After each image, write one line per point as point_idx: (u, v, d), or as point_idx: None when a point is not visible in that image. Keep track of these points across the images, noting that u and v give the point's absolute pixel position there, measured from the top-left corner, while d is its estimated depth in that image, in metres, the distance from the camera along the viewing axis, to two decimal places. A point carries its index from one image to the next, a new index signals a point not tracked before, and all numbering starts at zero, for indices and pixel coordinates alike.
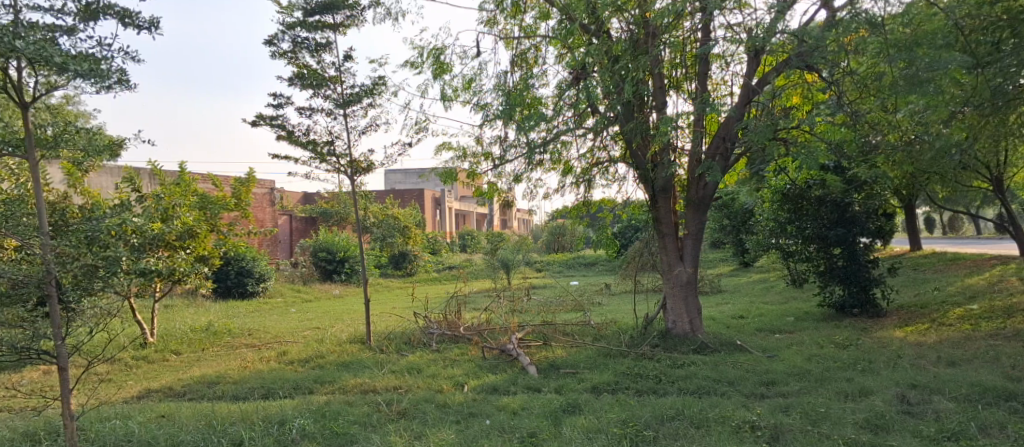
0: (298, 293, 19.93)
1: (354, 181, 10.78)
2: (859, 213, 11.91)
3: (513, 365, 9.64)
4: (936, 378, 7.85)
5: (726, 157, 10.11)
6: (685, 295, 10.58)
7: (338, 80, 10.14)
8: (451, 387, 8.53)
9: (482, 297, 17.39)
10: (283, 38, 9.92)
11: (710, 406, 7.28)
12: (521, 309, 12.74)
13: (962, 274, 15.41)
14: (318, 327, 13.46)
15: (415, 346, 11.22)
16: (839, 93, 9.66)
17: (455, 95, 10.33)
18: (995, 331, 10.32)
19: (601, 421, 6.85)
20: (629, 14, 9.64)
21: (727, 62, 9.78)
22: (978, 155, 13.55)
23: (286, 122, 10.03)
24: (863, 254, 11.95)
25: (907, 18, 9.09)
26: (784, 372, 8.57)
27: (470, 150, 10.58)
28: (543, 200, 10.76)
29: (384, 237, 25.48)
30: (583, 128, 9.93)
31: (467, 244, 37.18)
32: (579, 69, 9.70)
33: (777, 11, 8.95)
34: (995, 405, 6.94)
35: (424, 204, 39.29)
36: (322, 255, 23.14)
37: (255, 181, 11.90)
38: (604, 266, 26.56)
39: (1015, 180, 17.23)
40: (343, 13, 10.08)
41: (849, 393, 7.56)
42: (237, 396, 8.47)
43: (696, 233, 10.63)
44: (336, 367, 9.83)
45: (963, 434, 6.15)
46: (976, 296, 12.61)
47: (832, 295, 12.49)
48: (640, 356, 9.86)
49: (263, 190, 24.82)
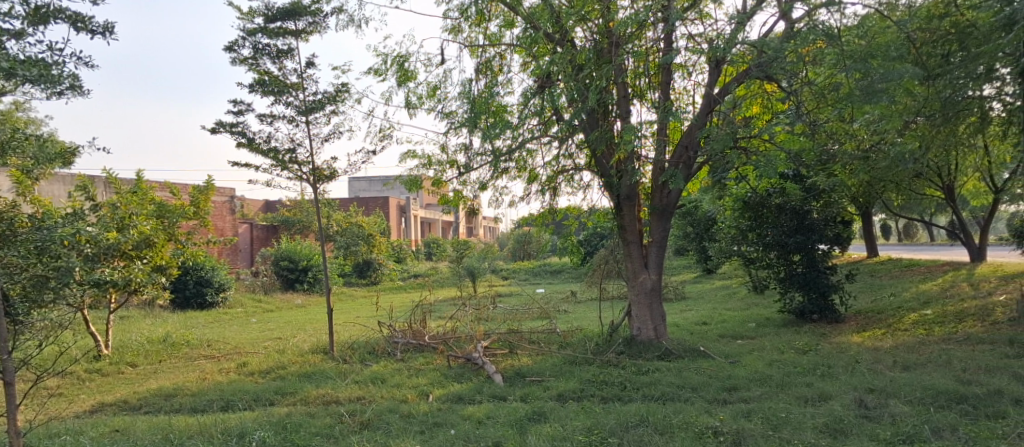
0: (259, 303, 19.58)
1: (316, 189, 10.66)
2: (818, 221, 12.09)
3: (478, 374, 9.61)
4: (892, 382, 8.02)
5: (689, 166, 10.19)
6: (650, 302, 10.65)
7: (300, 87, 10.02)
8: (416, 397, 8.47)
9: (448, 306, 17.33)
10: (244, 44, 9.77)
11: (674, 412, 7.33)
12: (487, 317, 12.73)
13: (917, 279, 15.82)
14: (280, 337, 13.26)
15: (379, 356, 11.11)
16: (798, 103, 9.84)
17: (419, 103, 10.30)
18: (948, 336, 10.59)
19: (566, 428, 6.85)
20: (592, 24, 9.81)
21: (690, 72, 9.91)
22: (930, 164, 13.95)
23: (247, 129, 9.87)
24: (822, 261, 12.22)
25: (862, 30, 9.48)
26: (747, 377, 8.67)
27: (435, 158, 10.53)
28: (509, 208, 10.76)
29: (349, 245, 25.84)
30: (548, 136, 9.96)
31: (432, 253, 37.09)
32: (544, 78, 9.74)
33: (737, 22, 9.11)
34: (947, 408, 7.11)
35: (389, 211, 39.04)
36: (285, 264, 22.82)
37: (215, 189, 11.71)
38: (570, 274, 26.69)
39: (966, 187, 17.75)
40: (305, 20, 9.98)
41: (809, 398, 7.68)
42: (196, 408, 8.29)
43: (660, 240, 10.72)
44: (298, 378, 9.68)
45: (918, 437, 6.28)
46: (930, 302, 12.92)
47: (793, 301, 12.74)
48: (605, 363, 9.91)
49: (223, 198, 24.42)
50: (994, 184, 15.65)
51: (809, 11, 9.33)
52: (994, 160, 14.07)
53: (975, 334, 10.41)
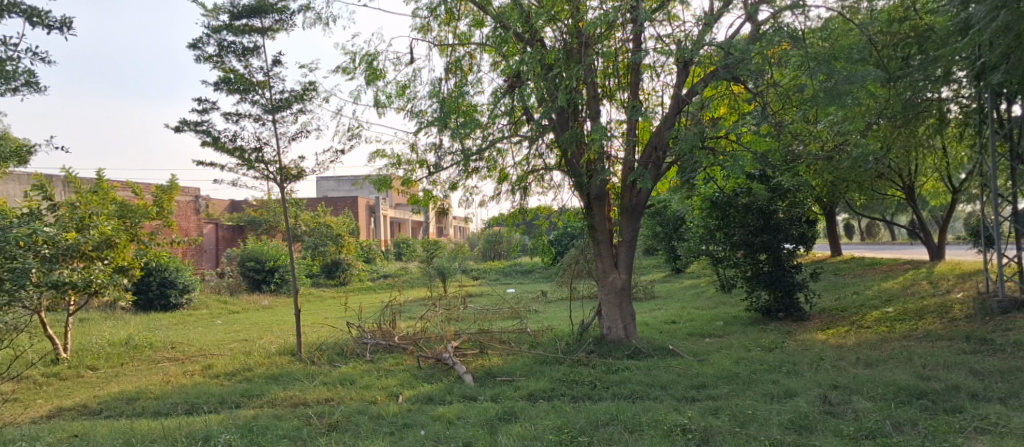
0: (225, 304, 19.28)
1: (283, 188, 10.53)
2: (784, 220, 12.26)
3: (448, 374, 9.57)
4: (855, 379, 8.17)
5: (657, 165, 10.27)
6: (620, 301, 10.71)
7: (266, 85, 9.88)
8: (385, 398, 8.40)
9: (418, 306, 17.26)
10: (208, 42, 9.62)
11: (644, 410, 7.39)
12: (457, 317, 12.70)
13: (880, 277, 16.16)
14: (246, 339, 13.07)
15: (348, 357, 11.01)
16: (764, 104, 9.95)
17: (388, 102, 10.22)
18: (909, 333, 10.83)
19: (537, 428, 6.86)
20: (562, 24, 9.81)
21: (658, 73, 9.99)
22: (892, 165, 14.25)
23: (212, 128, 9.72)
24: (787, 260, 12.41)
25: (825, 32, 9.49)
26: (714, 375, 8.77)
27: (405, 157, 10.47)
28: (479, 208, 10.74)
29: (317, 245, 25.62)
30: (518, 136, 9.97)
31: (402, 253, 36.91)
32: (513, 77, 9.72)
33: (705, 24, 9.20)
34: (908, 403, 7.25)
35: (358, 211, 38.78)
36: (251, 265, 22.50)
37: (178, 189, 11.48)
38: (541, 274, 26.77)
39: (926, 188, 18.15)
40: (271, 17, 9.85)
41: (775, 395, 7.80)
42: (159, 411, 8.13)
43: (630, 240, 10.78)
44: (264, 380, 9.55)
45: (880, 432, 6.39)
46: (892, 300, 13.20)
47: (759, 299, 12.91)
48: (576, 362, 9.94)
49: (187, 198, 24.01)
50: (952, 184, 16.05)
51: (774, 13, 9.47)
52: (952, 161, 14.43)
53: (934, 331, 10.66)
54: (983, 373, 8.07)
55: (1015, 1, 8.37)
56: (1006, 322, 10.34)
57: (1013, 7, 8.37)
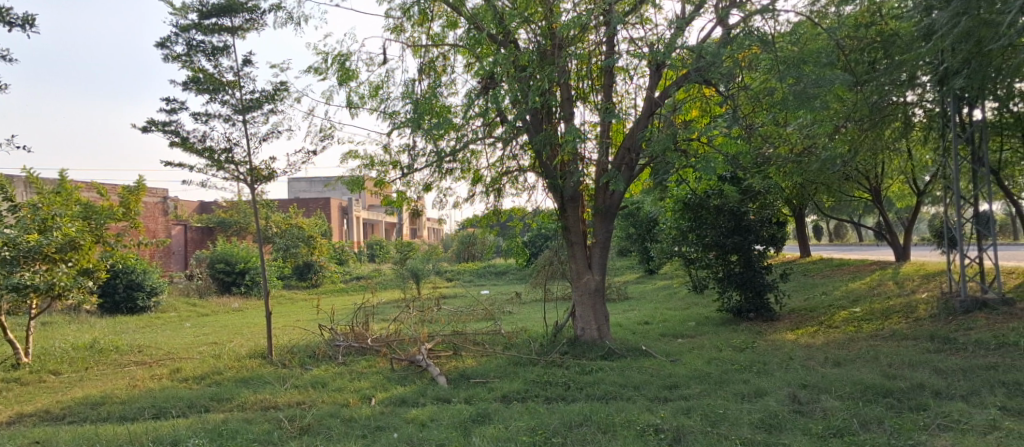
0: (194, 307, 19.00)
1: (254, 189, 10.40)
2: (754, 222, 12.38)
3: (422, 376, 9.53)
4: (824, 378, 8.29)
5: (631, 167, 10.31)
6: (594, 302, 10.75)
7: (236, 86, 9.76)
8: (358, 401, 8.34)
9: (391, 308, 17.20)
10: (177, 41, 9.47)
11: (617, 411, 7.43)
12: (431, 319, 12.66)
13: (847, 278, 16.43)
14: (215, 342, 12.90)
15: (320, 360, 10.90)
16: (735, 107, 10.02)
17: (361, 103, 10.16)
18: (875, 333, 11.03)
19: (510, 429, 6.87)
20: (536, 26, 9.81)
21: (631, 75, 10.05)
22: (860, 168, 14.49)
23: (180, 128, 9.57)
24: (758, 261, 12.56)
25: (794, 37, 9.65)
26: (686, 376, 8.85)
27: (378, 158, 10.41)
28: (453, 209, 10.71)
29: (288, 246, 25.49)
30: (492, 137, 9.97)
31: (375, 254, 36.74)
32: (487, 79, 9.73)
33: (677, 27, 9.26)
34: (875, 401, 7.37)
35: (331, 212, 38.57)
36: (220, 267, 22.25)
37: (146, 190, 11.27)
38: (514, 275, 26.84)
39: (892, 190, 18.50)
40: (241, 16, 9.73)
41: (746, 394, 7.88)
42: (126, 416, 7.98)
43: (604, 241, 10.83)
44: (234, 384, 9.42)
45: (847, 430, 6.49)
46: (860, 300, 13.44)
47: (730, 300, 13.05)
48: (550, 364, 9.96)
49: (155, 199, 23.62)
50: (916, 186, 16.37)
51: (745, 17, 9.57)
52: (917, 163, 14.75)
53: (899, 330, 10.87)
54: (946, 371, 8.23)
55: (975, 8, 8.57)
56: (969, 321, 10.58)
57: (974, 14, 8.56)
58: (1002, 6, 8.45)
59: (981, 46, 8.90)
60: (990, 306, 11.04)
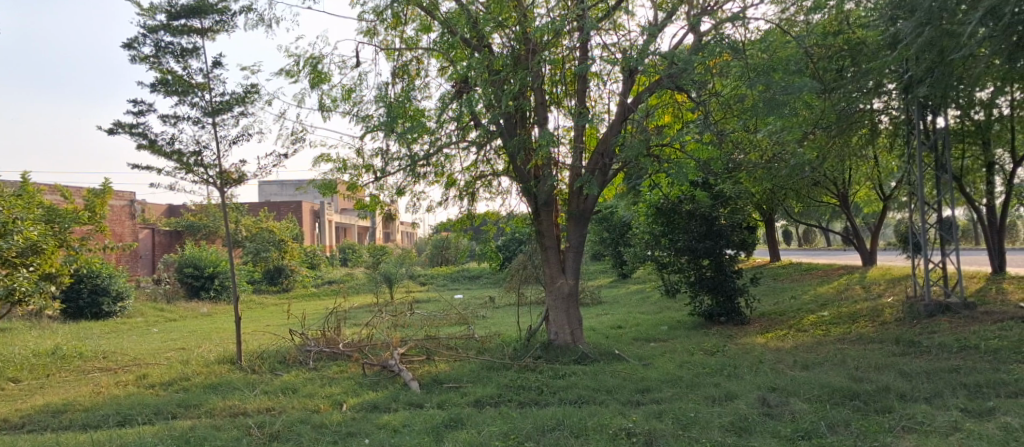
0: (161, 312, 18.68)
1: (223, 193, 10.26)
2: (725, 226, 12.47)
3: (394, 382, 9.46)
4: (792, 381, 8.39)
5: (604, 172, 10.34)
6: (567, 306, 10.75)
7: (206, 88, 9.63)
8: (328, 407, 8.26)
9: (363, 313, 17.09)
10: (145, 42, 9.32)
11: (589, 415, 7.43)
12: (404, 323, 12.59)
13: (815, 282, 16.67)
14: (183, 347, 12.70)
15: (290, 366, 10.76)
16: (707, 113, 10.08)
17: (333, 106, 10.08)
18: (843, 336, 11.20)
19: (482, 434, 6.84)
20: (510, 31, 9.80)
21: (604, 81, 10.09)
22: (828, 174, 14.73)
23: (148, 130, 9.41)
24: (729, 266, 12.69)
25: (764, 45, 9.78)
26: (658, 379, 8.90)
27: (351, 162, 10.33)
28: (426, 213, 10.67)
29: (259, 250, 25.30)
30: (466, 141, 9.96)
31: (348, 258, 36.53)
32: (461, 83, 9.72)
33: (649, 34, 9.32)
34: (842, 404, 7.47)
35: (302, 216, 38.29)
36: (188, 271, 21.92)
37: (112, 193, 11.06)
38: (488, 279, 26.84)
39: (859, 195, 18.81)
40: (211, 18, 9.61)
41: (716, 398, 7.95)
42: (89, 424, 7.81)
43: (577, 245, 10.84)
44: (202, 390, 9.27)
45: (815, 433, 6.57)
46: (827, 304, 13.64)
47: (702, 304, 13.16)
48: (523, 368, 9.96)
49: (122, 203, 23.24)
50: (882, 192, 16.66)
51: (716, 25, 9.69)
52: (883, 169, 15.01)
53: (866, 333, 11.05)
54: (911, 374, 8.37)
55: (938, 18, 8.75)
56: (932, 324, 10.79)
57: (936, 25, 8.75)
58: (963, 16, 8.65)
59: (943, 55, 9.10)
60: (953, 310, 11.28)
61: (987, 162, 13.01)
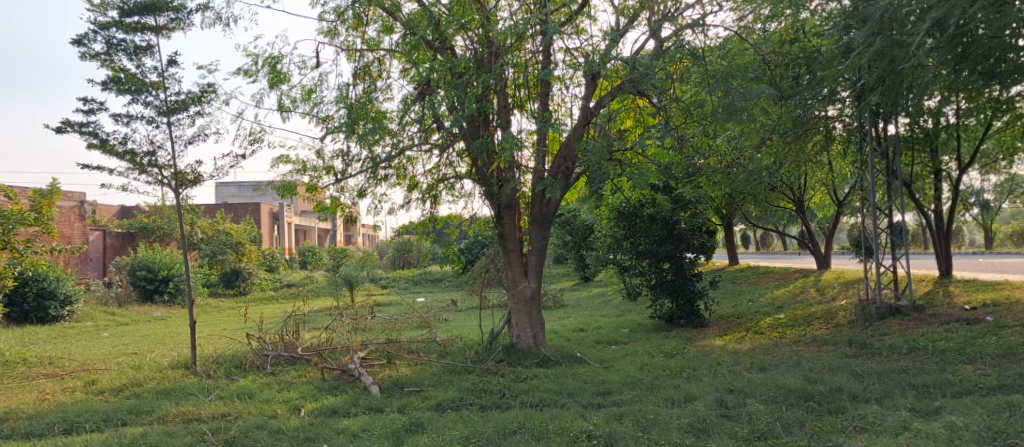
0: (112, 316, 18.14)
1: (178, 194, 10.03)
2: (686, 230, 12.63)
3: (354, 386, 9.34)
4: (749, 383, 8.52)
5: (567, 175, 10.37)
6: (529, 309, 10.75)
7: (160, 86, 9.41)
8: (286, 412, 8.12)
9: (323, 316, 16.86)
10: (95, 39, 9.06)
11: (551, 418, 7.44)
12: (365, 327, 12.47)
13: (772, 285, 16.98)
14: (135, 352, 12.36)
15: (247, 370, 10.56)
16: (667, 118, 10.16)
17: (293, 106, 9.93)
18: (798, 338, 11.41)
19: (443, 438, 6.78)
20: (473, 33, 9.77)
21: (567, 85, 10.12)
22: (785, 179, 15.02)
23: (99, 129, 9.15)
24: (689, 269, 12.84)
25: (723, 52, 9.93)
26: (619, 382, 8.96)
27: (311, 163, 10.20)
28: (388, 216, 10.59)
29: (215, 253, 24.75)
30: (428, 144, 9.92)
31: (308, 261, 36.05)
32: (424, 85, 9.66)
33: (611, 39, 9.37)
34: (797, 405, 7.61)
35: (261, 218, 37.72)
36: (142, 274, 21.37)
37: (60, 194, 10.72)
38: (450, 282, 26.76)
39: (815, 200, 19.22)
40: (166, 15, 9.40)
41: (675, 400, 8.03)
42: (33, 432, 7.55)
43: (540, 248, 10.85)
44: (154, 396, 9.04)
45: (770, 433, 6.67)
46: (784, 306, 13.90)
47: (662, 306, 13.29)
48: (485, 371, 9.93)
49: (71, 204, 22.60)
50: (837, 197, 17.05)
51: (676, 31, 9.80)
52: (836, 175, 15.36)
53: (820, 335, 11.28)
54: (863, 375, 8.57)
55: (888, 29, 8.99)
56: (883, 327, 11.06)
57: (887, 35, 8.99)
58: (912, 27, 8.91)
59: (893, 65, 9.36)
60: (903, 312, 11.59)
61: (936, 169, 13.40)
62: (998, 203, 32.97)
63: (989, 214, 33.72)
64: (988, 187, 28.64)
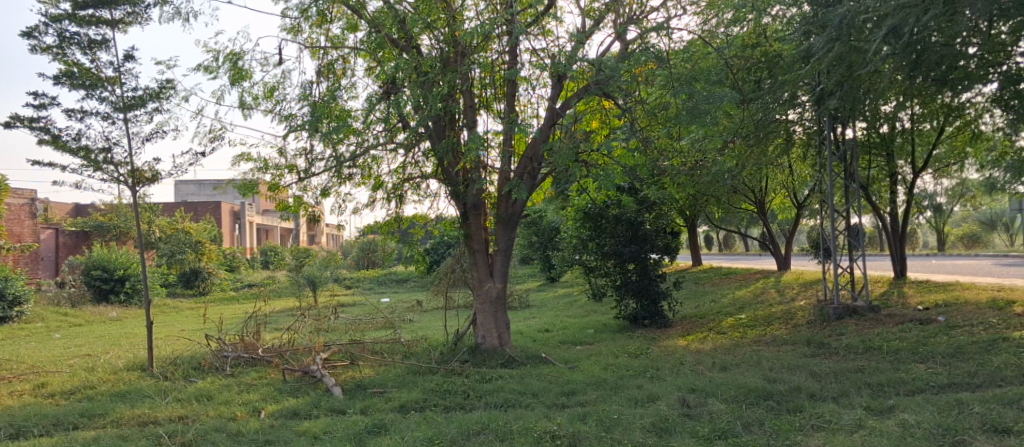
0: (63, 317, 17.65)
1: (134, 192, 9.78)
2: (650, 231, 12.73)
3: (316, 388, 9.20)
4: (710, 382, 8.62)
5: (533, 176, 10.36)
6: (494, 310, 10.72)
7: (116, 82, 9.17)
8: (245, 414, 7.96)
9: (285, 317, 16.62)
10: (46, 31, 8.80)
11: (515, 418, 7.43)
12: (328, 328, 12.33)
13: (734, 286, 17.24)
14: (88, 354, 12.04)
15: (205, 372, 10.35)
16: (632, 120, 10.21)
17: (254, 104, 9.76)
18: (759, 338, 11.58)
19: (405, 440, 6.72)
20: (439, 32, 9.72)
21: (533, 86, 10.10)
22: (748, 181, 15.26)
23: (51, 125, 8.88)
24: (653, 270, 12.95)
25: (687, 55, 10.04)
26: (583, 382, 8.99)
27: (273, 161, 10.04)
28: (353, 215, 10.48)
29: (173, 253, 24.28)
30: (394, 143, 9.83)
31: (270, 261, 35.56)
32: (388, 84, 9.52)
33: (577, 41, 9.39)
34: (756, 404, 7.71)
35: (221, 217, 37.11)
36: (97, 274, 20.85)
37: (8, 191, 10.39)
38: (415, 282, 26.63)
39: (776, 202, 19.54)
40: (122, 9, 9.16)
41: (638, 399, 8.08)
42: None
43: (506, 249, 10.83)
44: (108, 398, 8.81)
45: (730, 432, 6.74)
46: (745, 306, 14.11)
47: (627, 307, 13.37)
48: (449, 372, 9.88)
49: (21, 201, 21.95)
50: (797, 200, 17.37)
51: (641, 34, 9.89)
52: (796, 178, 15.64)
53: (779, 335, 11.46)
54: (821, 374, 8.73)
55: (847, 35, 9.18)
56: (840, 327, 11.29)
57: (845, 41, 9.19)
58: (869, 34, 9.11)
59: (851, 70, 9.54)
60: (859, 313, 11.84)
61: (892, 172, 13.73)
62: (950, 206, 33.96)
63: (942, 217, 34.67)
64: (940, 192, 29.48)
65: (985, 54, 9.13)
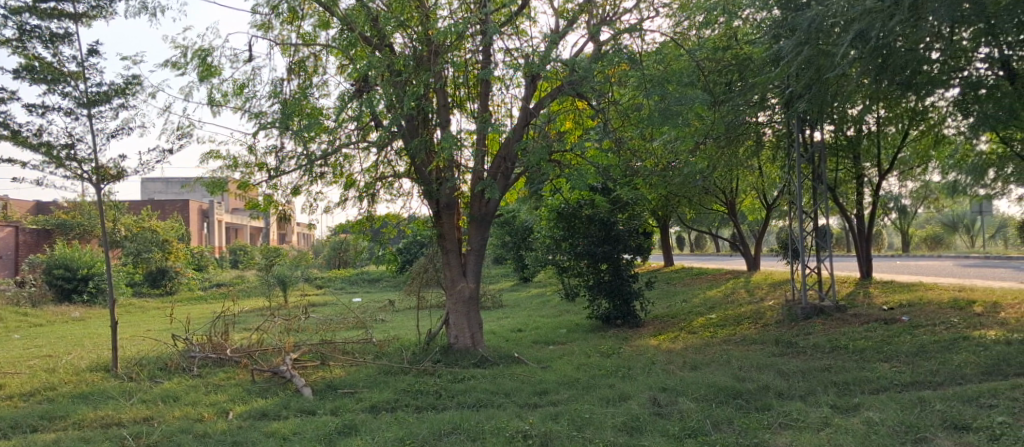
0: (23, 317, 17.21)
1: (99, 189, 9.57)
2: (623, 232, 12.78)
3: (285, 388, 9.09)
4: (681, 381, 8.68)
5: (506, 176, 10.34)
6: (467, 310, 10.67)
7: (80, 76, 8.97)
8: (213, 415, 7.84)
9: (254, 317, 16.41)
10: (6, 24, 8.58)
11: (487, 418, 7.42)
12: (298, 328, 12.18)
13: (705, 286, 17.40)
14: (50, 355, 11.75)
15: (172, 372, 10.16)
16: (606, 120, 10.23)
17: (223, 101, 9.62)
18: (729, 338, 11.69)
19: (376, 440, 6.67)
20: (412, 31, 9.67)
21: (506, 85, 10.06)
22: (718, 182, 15.42)
23: (11, 120, 8.66)
24: (625, 270, 13.00)
25: (660, 56, 10.12)
26: (556, 382, 9.00)
27: (242, 159, 9.89)
28: (324, 214, 10.38)
29: (139, 251, 23.88)
30: (366, 141, 9.76)
31: (239, 261, 35.08)
32: (361, 82, 9.47)
33: (550, 41, 9.39)
34: (727, 403, 7.79)
35: (189, 216, 36.52)
36: (59, 273, 20.39)
37: None
38: (387, 282, 26.45)
39: (746, 203, 19.78)
40: (86, 3, 8.97)
41: (610, 399, 8.11)
42: None
43: (478, 249, 10.81)
44: (70, 400, 8.60)
45: (700, 431, 6.79)
46: (716, 306, 14.24)
47: (599, 307, 13.40)
48: (421, 372, 9.82)
49: None
50: (766, 201, 17.60)
51: (614, 35, 9.94)
52: (766, 179, 15.85)
53: (749, 335, 11.58)
54: (789, 373, 8.84)
55: (815, 39, 9.33)
56: (808, 326, 11.46)
57: (814, 44, 9.34)
58: (837, 38, 9.26)
59: (820, 74, 9.68)
60: (826, 312, 12.02)
61: (859, 174, 13.97)
62: (914, 208, 34.60)
63: (907, 218, 35.33)
64: (905, 194, 30.04)
65: (947, 60, 9.35)
